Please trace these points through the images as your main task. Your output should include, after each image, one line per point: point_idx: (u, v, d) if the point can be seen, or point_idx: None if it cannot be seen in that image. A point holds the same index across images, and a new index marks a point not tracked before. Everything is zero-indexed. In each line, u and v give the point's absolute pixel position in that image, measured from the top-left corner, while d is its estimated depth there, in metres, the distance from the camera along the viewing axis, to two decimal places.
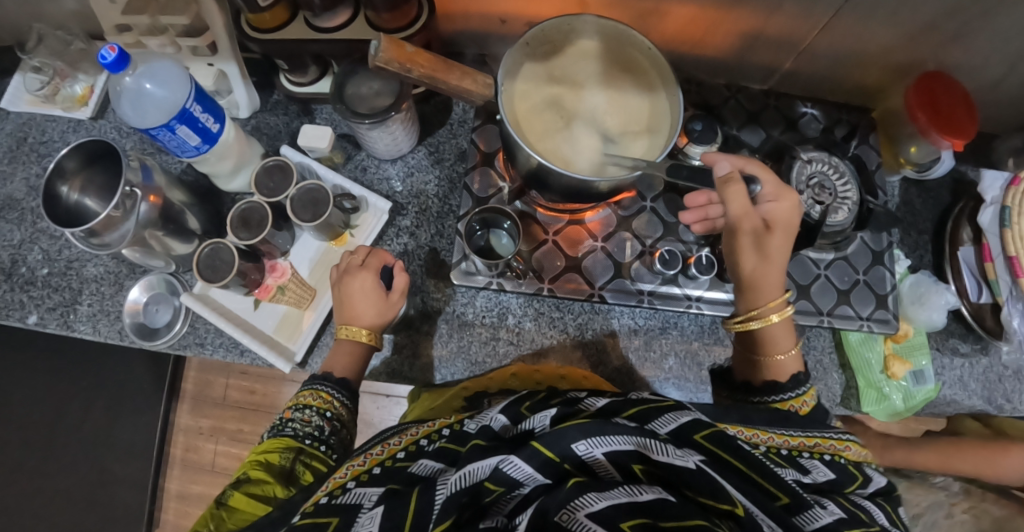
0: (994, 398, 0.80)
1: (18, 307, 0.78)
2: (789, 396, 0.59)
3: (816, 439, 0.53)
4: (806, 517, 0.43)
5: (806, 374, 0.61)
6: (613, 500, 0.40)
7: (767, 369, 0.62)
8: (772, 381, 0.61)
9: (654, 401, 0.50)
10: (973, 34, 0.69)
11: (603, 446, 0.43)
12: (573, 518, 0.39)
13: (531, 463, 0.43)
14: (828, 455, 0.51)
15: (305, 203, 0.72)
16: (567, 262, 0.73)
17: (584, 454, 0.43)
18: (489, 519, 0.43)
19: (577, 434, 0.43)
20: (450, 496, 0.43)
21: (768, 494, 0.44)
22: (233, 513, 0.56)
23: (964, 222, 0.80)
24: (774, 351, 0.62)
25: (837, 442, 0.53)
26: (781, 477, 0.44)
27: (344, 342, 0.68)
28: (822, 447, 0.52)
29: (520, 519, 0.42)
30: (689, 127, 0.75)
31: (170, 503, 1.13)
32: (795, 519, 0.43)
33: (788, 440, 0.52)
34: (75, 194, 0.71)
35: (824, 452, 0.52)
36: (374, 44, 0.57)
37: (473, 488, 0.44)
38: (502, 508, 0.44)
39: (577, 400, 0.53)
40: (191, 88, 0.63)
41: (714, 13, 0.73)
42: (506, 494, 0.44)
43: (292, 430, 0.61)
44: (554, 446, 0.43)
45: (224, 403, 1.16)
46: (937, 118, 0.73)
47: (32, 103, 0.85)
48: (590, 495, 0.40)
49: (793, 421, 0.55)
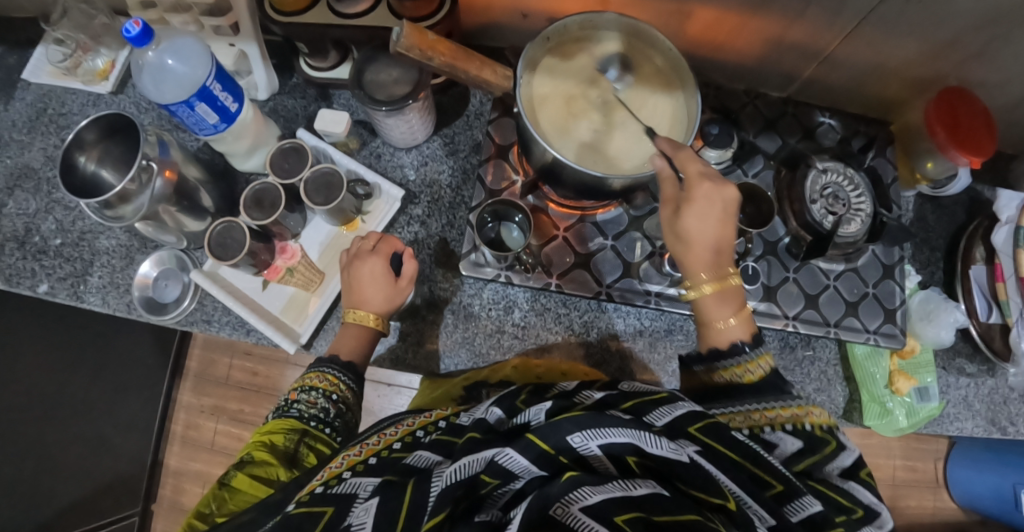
0: (998, 420, 0.80)
1: (30, 275, 0.79)
2: (732, 365, 0.56)
3: (775, 409, 0.52)
4: (795, 506, 0.43)
5: (747, 343, 0.56)
6: (607, 494, 0.40)
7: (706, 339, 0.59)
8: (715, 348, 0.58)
9: (647, 393, 0.51)
10: (996, 54, 0.69)
11: (599, 438, 0.44)
12: (568, 512, 0.39)
13: (526, 455, 0.44)
14: (790, 426, 0.51)
15: (319, 186, 0.73)
16: (576, 258, 0.73)
17: (580, 446, 0.44)
18: (483, 512, 0.43)
19: (571, 427, 0.44)
20: (444, 488, 0.43)
21: (761, 482, 0.44)
22: (235, 493, 0.57)
23: (978, 241, 0.80)
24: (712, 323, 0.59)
25: (798, 409, 0.52)
26: (775, 465, 0.44)
27: (351, 326, 0.68)
28: (782, 419, 0.51)
29: (513, 512, 0.41)
30: (705, 130, 0.75)
31: (168, 479, 1.14)
32: (785, 509, 0.43)
33: (749, 418, 0.52)
34: (91, 164, 0.72)
35: (786, 423, 0.51)
36: (397, 30, 0.57)
37: (468, 480, 0.44)
38: (495, 502, 0.43)
39: (572, 392, 0.54)
40: (213, 66, 0.64)
41: (738, 17, 0.73)
42: (499, 488, 0.44)
43: (297, 412, 0.61)
44: (550, 438, 0.44)
45: (226, 383, 1.17)
46: (956, 134, 0.72)
47: (55, 75, 0.86)
48: (584, 489, 0.40)
49: (744, 394, 0.54)
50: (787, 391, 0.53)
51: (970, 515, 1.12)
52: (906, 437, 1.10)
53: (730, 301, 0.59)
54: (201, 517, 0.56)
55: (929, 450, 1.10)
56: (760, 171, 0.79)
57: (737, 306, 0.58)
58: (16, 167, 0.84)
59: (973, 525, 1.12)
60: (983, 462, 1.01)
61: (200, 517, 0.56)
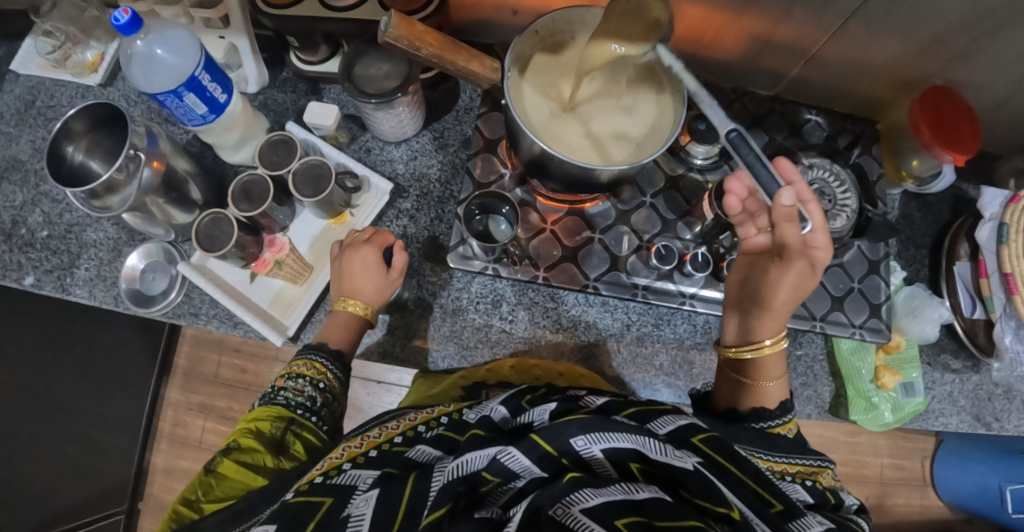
0: (983, 416, 0.81)
1: (16, 267, 0.78)
2: (776, 423, 0.59)
3: (798, 465, 0.54)
4: (798, 525, 0.43)
5: (791, 403, 0.61)
6: (609, 496, 0.40)
7: (753, 394, 0.62)
8: (759, 406, 0.61)
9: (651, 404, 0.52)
10: (979, 53, 0.70)
11: (603, 443, 0.44)
12: (568, 513, 0.39)
13: (529, 456, 0.44)
14: (809, 481, 0.53)
15: (308, 179, 0.73)
16: (564, 252, 0.73)
17: (583, 449, 0.44)
18: (483, 509, 0.43)
19: (576, 430, 0.45)
20: (446, 484, 0.43)
21: (763, 500, 0.44)
22: (222, 480, 0.57)
23: (962, 238, 0.80)
24: (763, 378, 0.62)
25: (817, 468, 0.55)
26: (776, 486, 0.45)
27: (339, 315, 0.68)
28: (803, 473, 0.54)
29: (514, 510, 0.41)
30: (692, 126, 0.76)
31: (155, 477, 1.14)
32: (791, 525, 0.43)
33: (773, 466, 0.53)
34: (80, 155, 0.71)
35: (804, 477, 0.53)
36: (385, 19, 0.58)
37: (470, 477, 0.44)
38: (497, 500, 0.44)
39: (575, 396, 0.54)
40: (202, 57, 0.64)
41: (725, 15, 0.73)
42: (501, 486, 0.44)
43: (283, 399, 0.61)
44: (553, 440, 0.44)
45: (215, 380, 1.16)
46: (940, 131, 0.73)
47: (44, 67, 0.86)
48: (585, 491, 0.40)
49: (778, 445, 0.56)
50: (805, 451, 0.56)
51: (957, 513, 1.13)
52: (892, 436, 1.11)
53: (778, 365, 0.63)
54: (188, 505, 0.56)
55: (917, 449, 1.11)
56: None
57: (783, 369, 0.63)
58: (4, 159, 0.83)
59: (960, 523, 1.13)
60: (970, 460, 1.02)
61: (187, 504, 0.56)
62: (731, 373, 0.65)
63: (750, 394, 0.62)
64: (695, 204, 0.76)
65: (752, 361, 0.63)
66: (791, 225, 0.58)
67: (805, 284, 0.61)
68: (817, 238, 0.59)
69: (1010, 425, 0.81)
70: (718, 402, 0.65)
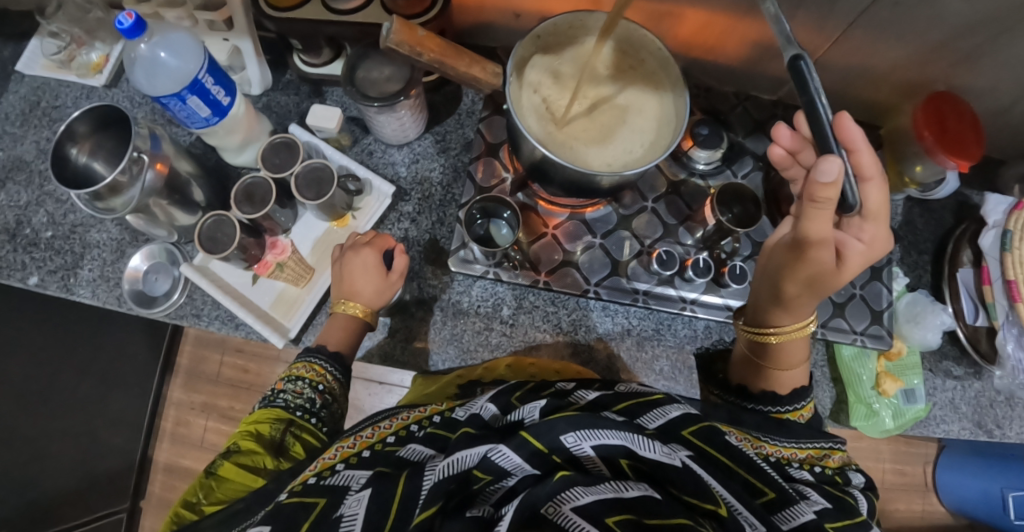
0: (984, 423, 0.81)
1: (20, 267, 0.79)
2: (787, 409, 0.61)
3: (807, 449, 0.56)
4: (787, 514, 0.44)
5: (809, 389, 0.63)
6: (599, 495, 0.40)
7: (769, 379, 0.63)
8: (773, 390, 0.62)
9: (642, 395, 0.53)
10: (982, 59, 0.69)
11: (592, 439, 0.44)
12: (559, 512, 0.39)
13: (519, 454, 0.44)
14: (818, 467, 0.55)
15: (310, 181, 0.73)
16: (565, 257, 0.73)
17: (573, 447, 0.44)
18: (475, 507, 0.43)
19: (566, 427, 0.45)
20: (436, 484, 0.44)
21: (754, 489, 0.45)
22: (222, 482, 0.57)
23: (965, 244, 0.80)
24: (783, 364, 0.63)
25: (827, 451, 0.57)
26: (769, 474, 0.46)
27: (339, 317, 0.69)
28: (812, 458, 0.56)
29: (505, 509, 0.41)
30: (695, 131, 0.75)
31: (157, 475, 1.14)
32: (776, 517, 0.44)
33: (781, 450, 0.55)
34: (84, 157, 0.72)
35: (813, 463, 0.55)
36: (386, 25, 0.58)
37: (461, 475, 0.44)
38: (489, 498, 0.43)
39: (567, 392, 0.55)
40: (205, 60, 0.64)
41: (727, 20, 0.73)
42: (492, 485, 0.44)
43: (283, 401, 0.62)
44: (543, 437, 0.44)
45: (217, 379, 1.17)
46: (943, 138, 0.73)
47: (49, 68, 0.86)
48: (576, 489, 0.40)
49: (793, 431, 0.58)
50: (816, 434, 0.58)
51: (959, 519, 1.12)
52: (894, 441, 1.10)
53: (801, 350, 0.64)
54: (188, 507, 0.56)
55: (919, 455, 1.11)
56: (750, 172, 0.79)
57: (806, 355, 0.64)
58: (8, 160, 0.84)
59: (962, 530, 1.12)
60: (972, 467, 1.02)
61: (187, 507, 0.56)
62: (752, 355, 0.66)
63: (766, 378, 0.63)
64: (696, 209, 0.76)
65: (774, 345, 0.63)
66: (819, 209, 0.52)
67: (822, 281, 0.58)
68: (865, 227, 0.58)
69: (1011, 432, 0.81)
70: (733, 377, 0.68)
